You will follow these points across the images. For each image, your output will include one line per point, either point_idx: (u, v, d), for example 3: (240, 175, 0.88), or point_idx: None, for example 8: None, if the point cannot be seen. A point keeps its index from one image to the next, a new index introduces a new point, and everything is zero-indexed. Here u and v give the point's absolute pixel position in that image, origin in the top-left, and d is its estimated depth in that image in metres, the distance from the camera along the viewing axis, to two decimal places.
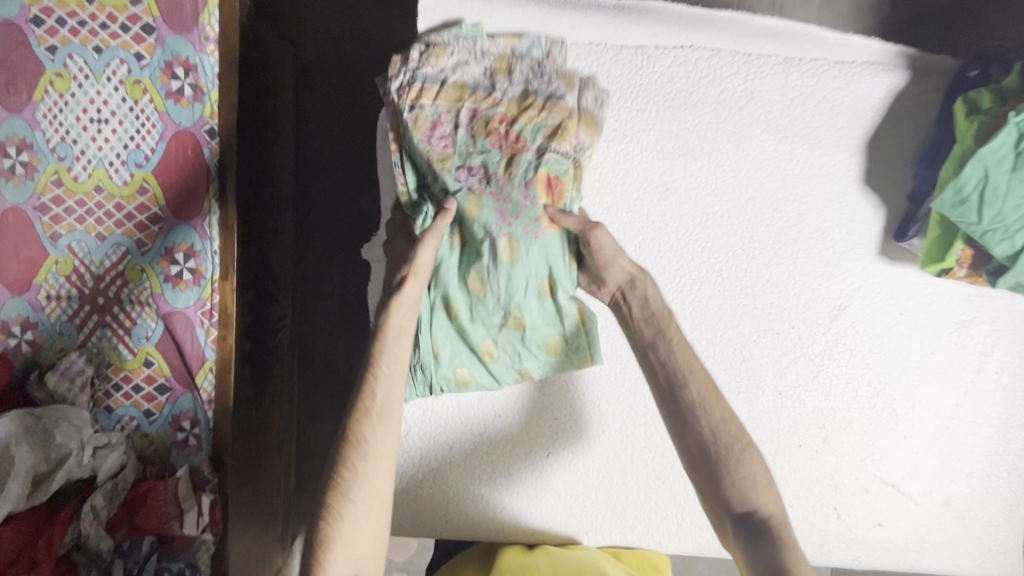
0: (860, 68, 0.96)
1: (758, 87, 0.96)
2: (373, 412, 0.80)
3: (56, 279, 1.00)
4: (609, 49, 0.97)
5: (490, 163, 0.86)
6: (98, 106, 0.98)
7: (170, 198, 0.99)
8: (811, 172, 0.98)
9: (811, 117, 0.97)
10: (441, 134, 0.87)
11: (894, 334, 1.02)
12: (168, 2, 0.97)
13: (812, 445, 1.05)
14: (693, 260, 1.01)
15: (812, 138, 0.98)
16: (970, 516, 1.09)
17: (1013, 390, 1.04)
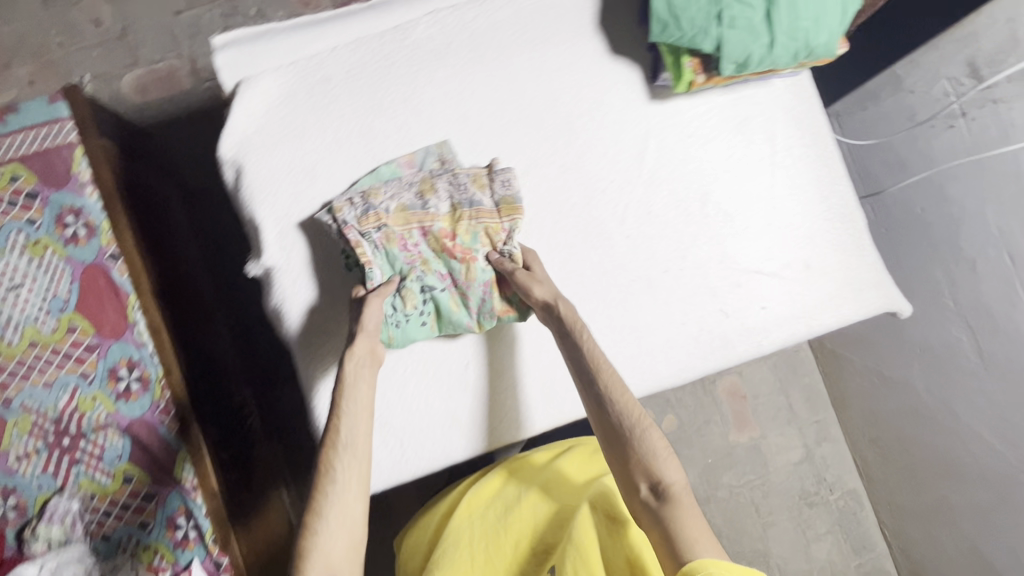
0: None
1: (497, 16, 0.86)
2: (339, 444, 0.68)
3: (20, 438, 1.07)
4: (364, 42, 0.85)
5: (455, 272, 0.81)
6: (9, 275, 1.09)
7: (99, 326, 1.10)
8: (569, 62, 0.86)
9: (551, 18, 0.86)
10: (410, 245, 0.81)
11: (697, 153, 0.87)
12: (42, 167, 1.11)
13: (675, 266, 0.85)
14: (509, 161, 0.85)
15: (553, 40, 0.86)
16: (858, 279, 0.89)
17: (812, 153, 0.90)
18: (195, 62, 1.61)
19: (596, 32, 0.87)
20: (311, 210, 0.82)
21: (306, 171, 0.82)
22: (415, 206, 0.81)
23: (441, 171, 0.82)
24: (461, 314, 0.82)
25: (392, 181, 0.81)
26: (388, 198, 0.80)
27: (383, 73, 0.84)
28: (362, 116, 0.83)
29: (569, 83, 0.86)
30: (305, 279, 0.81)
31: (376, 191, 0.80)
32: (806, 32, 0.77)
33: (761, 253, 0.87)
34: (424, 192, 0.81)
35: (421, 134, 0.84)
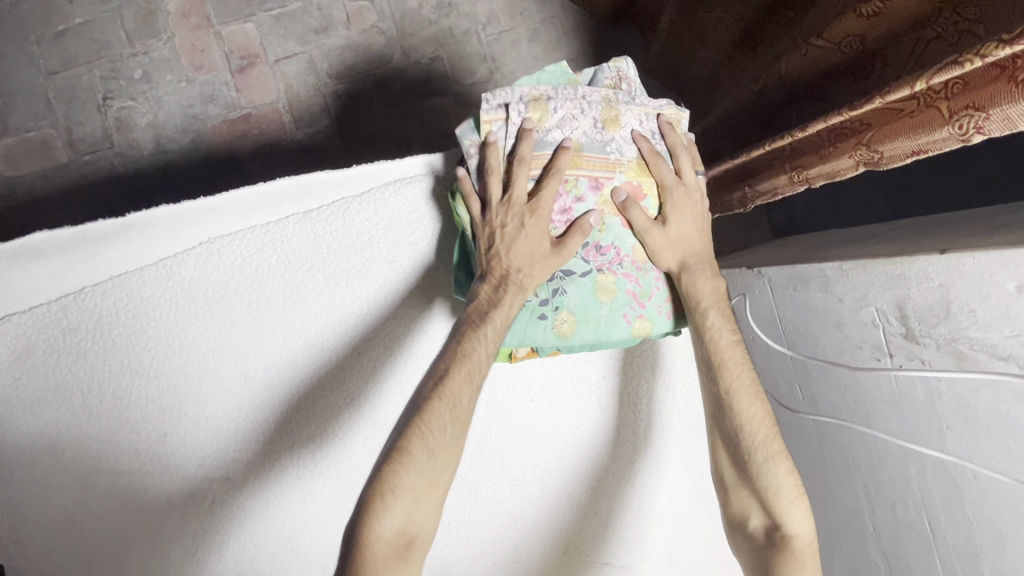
0: (382, 194, 0.74)
1: (289, 253, 0.72)
2: (438, 395, 0.63)
3: None
4: (121, 281, 0.68)
5: (623, 246, 0.74)
6: None
7: None
8: (378, 305, 0.74)
9: (358, 253, 0.73)
10: (561, 208, 0.73)
11: (537, 425, 0.85)
12: None
13: (506, 556, 0.83)
14: (301, 429, 0.73)
15: (361, 277, 0.74)
16: (698, 565, 0.88)
17: (678, 423, 0.89)
18: (72, 131, 1.44)
19: (418, 264, 0.76)
20: (51, 495, 0.66)
21: (42, 445, 0.66)
22: (594, 149, 0.73)
23: (634, 99, 0.75)
24: (617, 300, 0.75)
25: (565, 92, 0.72)
26: (549, 122, 0.72)
27: (152, 323, 0.69)
28: (115, 376, 0.68)
29: (378, 337, 0.74)
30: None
31: (544, 112, 0.72)
32: (590, 318, 0.74)
33: (544, 540, 0.84)
34: (606, 123, 0.73)
35: (191, 399, 0.70)
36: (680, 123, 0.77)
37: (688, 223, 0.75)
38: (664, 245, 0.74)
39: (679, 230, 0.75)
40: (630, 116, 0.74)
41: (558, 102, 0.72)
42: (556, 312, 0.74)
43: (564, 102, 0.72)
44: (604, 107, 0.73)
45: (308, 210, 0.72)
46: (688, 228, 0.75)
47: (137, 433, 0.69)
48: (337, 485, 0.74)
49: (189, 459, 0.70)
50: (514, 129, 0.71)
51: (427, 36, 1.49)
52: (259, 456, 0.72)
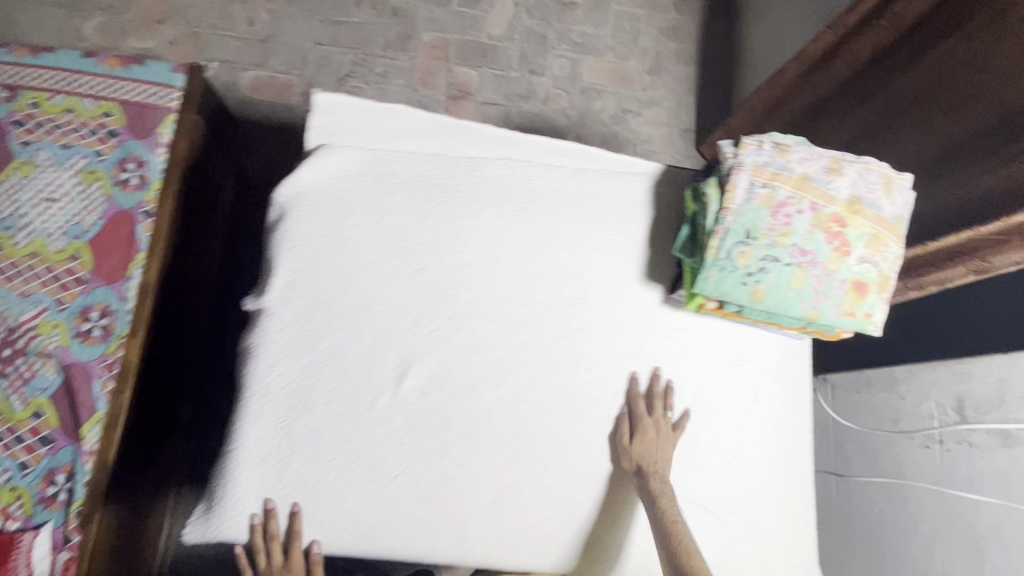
0: (633, 175, 0.97)
1: (558, 187, 0.95)
2: None
3: (48, 340, 1.11)
4: (441, 158, 0.93)
5: (820, 255, 0.79)
6: (54, 187, 1.18)
7: (97, 265, 1.15)
8: (603, 247, 0.93)
9: (602, 207, 0.95)
10: (786, 214, 0.80)
11: None
12: (134, 117, 1.22)
13: None
14: (512, 310, 0.89)
15: (599, 222, 0.94)
16: None
17: None
18: (310, 86, 1.80)
19: (642, 230, 0.95)
20: (324, 275, 0.86)
21: (334, 240, 0.88)
22: (817, 183, 0.80)
23: (857, 158, 0.82)
24: (803, 298, 0.79)
25: (806, 146, 0.83)
26: (791, 157, 0.82)
27: (446, 192, 0.92)
28: (405, 215, 0.90)
29: (599, 271, 0.93)
30: (287, 333, 0.84)
31: (787, 150, 0.82)
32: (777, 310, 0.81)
33: None
34: (831, 170, 0.81)
35: (448, 252, 0.90)
36: (892, 183, 0.81)
37: (651, 449, 0.85)
38: (640, 448, 0.84)
39: (642, 451, 0.84)
40: (852, 170, 0.81)
41: (798, 149, 0.83)
42: (753, 285, 0.80)
43: (804, 151, 0.82)
44: (831, 159, 0.81)
45: (581, 167, 0.97)
46: (654, 450, 0.84)
47: (404, 259, 0.89)
48: (520, 365, 0.87)
49: (430, 295, 0.88)
50: (765, 155, 0.82)
51: (597, 132, 1.90)
52: (473, 316, 0.88)
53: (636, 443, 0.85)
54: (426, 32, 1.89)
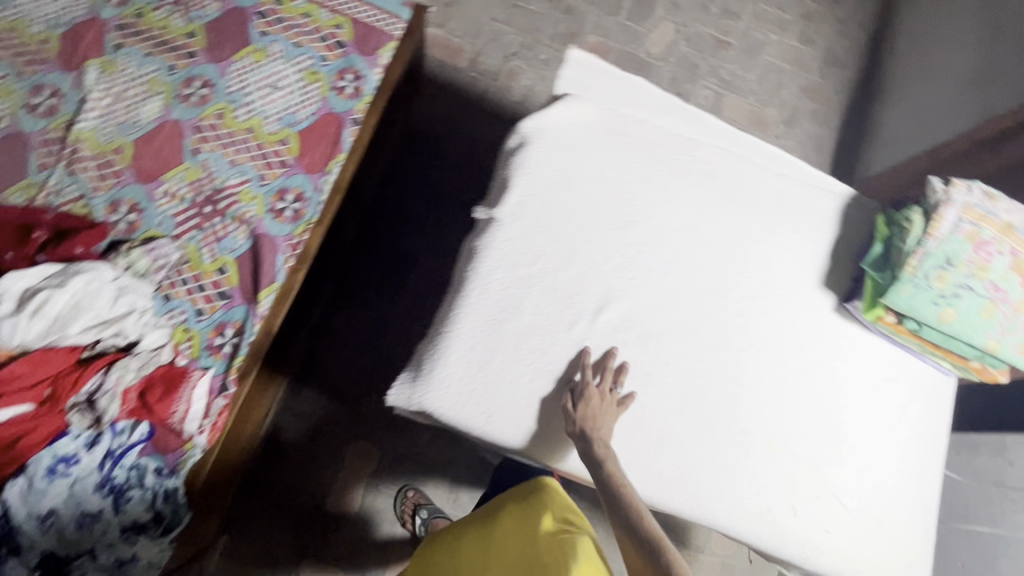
0: (826, 193, 1.06)
1: (761, 185, 1.03)
2: None
3: (247, 207, 1.20)
4: (665, 132, 1.03)
5: (1008, 294, 0.89)
6: (279, 78, 1.29)
7: (301, 154, 1.25)
8: (790, 248, 1.01)
9: (796, 212, 1.03)
10: (986, 252, 0.88)
11: None
12: (361, 35, 1.34)
13: None
14: (704, 279, 0.97)
15: (790, 225, 1.02)
16: None
17: None
18: (479, 56, 1.92)
19: (825, 243, 1.03)
20: (551, 204, 0.96)
21: (565, 177, 0.97)
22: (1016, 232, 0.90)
23: None
24: (987, 329, 0.88)
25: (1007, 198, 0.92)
26: (996, 204, 0.91)
27: (666, 162, 1.01)
28: (628, 172, 0.99)
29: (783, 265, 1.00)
30: (512, 244, 0.93)
31: (992, 198, 0.91)
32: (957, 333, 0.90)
33: None
34: None
35: (658, 215, 0.98)
36: None
37: (601, 416, 0.85)
38: (588, 417, 0.85)
39: (591, 416, 0.85)
40: None
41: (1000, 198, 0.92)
42: (946, 307, 0.88)
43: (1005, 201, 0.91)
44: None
45: (782, 173, 1.05)
46: (599, 415, 0.85)
47: (619, 211, 0.98)
48: (702, 329, 0.95)
49: (635, 246, 0.96)
50: (975, 196, 0.90)
51: None
52: (669, 275, 0.96)
53: (585, 409, 0.85)
54: (591, 35, 2.01)
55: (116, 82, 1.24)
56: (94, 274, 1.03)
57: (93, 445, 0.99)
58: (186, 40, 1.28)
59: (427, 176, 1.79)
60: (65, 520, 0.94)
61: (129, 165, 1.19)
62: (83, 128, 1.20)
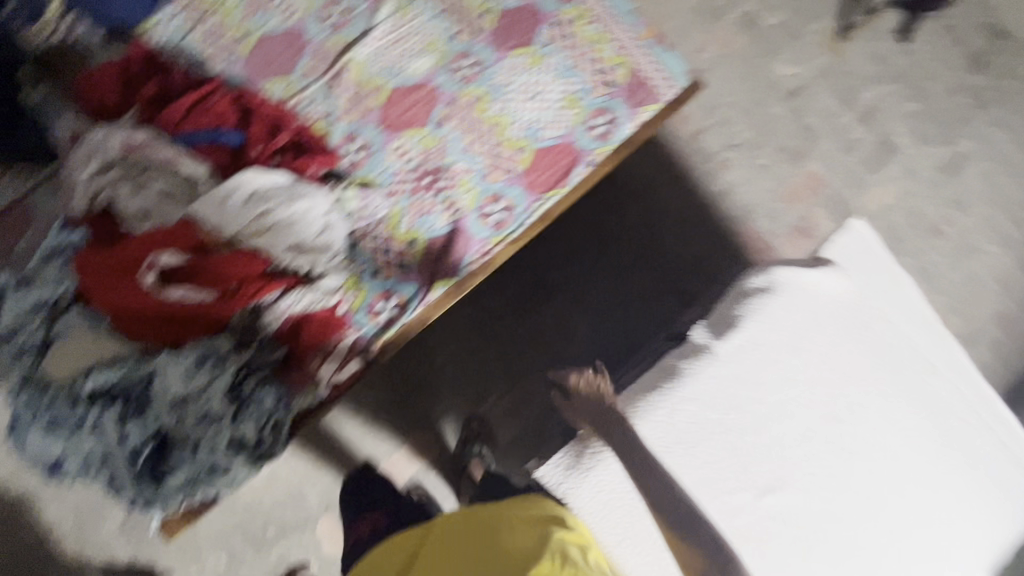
0: None
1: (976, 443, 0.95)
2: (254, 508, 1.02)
3: (461, 196, 1.21)
4: (902, 343, 0.97)
5: None
6: (542, 89, 1.28)
7: (529, 170, 1.24)
8: (980, 527, 0.90)
9: (999, 491, 0.93)
10: None
11: None
12: (634, 84, 1.31)
13: None
14: (879, 509, 0.89)
15: (989, 502, 0.92)
16: None
17: None
18: (701, 133, 1.86)
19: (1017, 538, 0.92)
20: (768, 362, 0.91)
21: (790, 341, 0.92)
22: None
23: None
24: None
25: None
26: None
27: (892, 373, 0.94)
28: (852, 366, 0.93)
29: (962, 513, 0.91)
30: (713, 383, 0.89)
31: None
32: None
33: None
34: None
35: (863, 424, 0.91)
36: None
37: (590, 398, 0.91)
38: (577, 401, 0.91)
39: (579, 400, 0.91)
40: None
41: None
42: None
43: None
44: None
45: (1000, 442, 0.96)
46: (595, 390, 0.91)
47: (828, 402, 0.91)
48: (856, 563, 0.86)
49: (828, 445, 0.89)
50: None
51: None
52: (845, 490, 0.89)
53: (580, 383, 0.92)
54: (816, 161, 1.90)
55: (402, 27, 1.25)
56: (314, 201, 1.06)
57: (239, 349, 1.02)
58: (478, 16, 1.29)
59: (603, 224, 1.76)
60: (191, 409, 0.98)
61: (378, 107, 1.21)
62: (355, 56, 1.22)
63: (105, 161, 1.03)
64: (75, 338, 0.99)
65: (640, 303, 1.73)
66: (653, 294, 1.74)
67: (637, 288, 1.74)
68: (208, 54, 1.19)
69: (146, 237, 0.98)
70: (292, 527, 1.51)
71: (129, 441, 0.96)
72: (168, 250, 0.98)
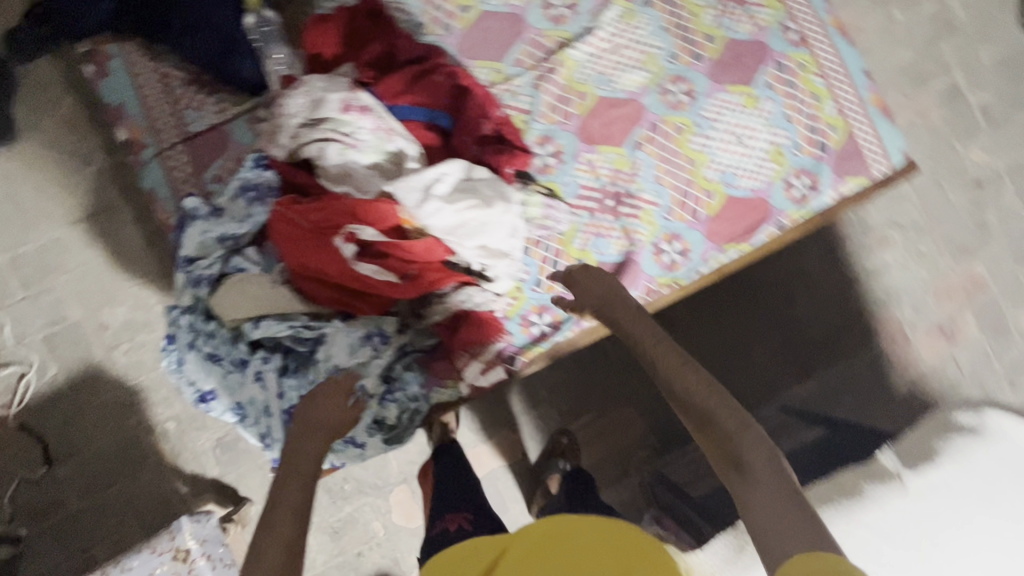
0: None
1: None
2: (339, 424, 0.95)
3: (641, 227, 1.15)
4: None
5: None
6: (749, 134, 1.20)
7: (715, 216, 1.18)
8: None
9: None
10: None
11: None
12: (845, 152, 1.21)
13: None
14: None
15: None
16: None
17: None
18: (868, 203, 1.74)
19: None
20: (945, 510, 0.98)
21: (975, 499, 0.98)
22: None
23: None
24: None
25: None
26: None
27: None
28: None
29: None
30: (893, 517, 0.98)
31: None
32: None
33: None
34: None
35: None
36: None
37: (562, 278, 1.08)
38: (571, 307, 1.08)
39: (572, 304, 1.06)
40: None
41: None
42: None
43: None
44: None
45: None
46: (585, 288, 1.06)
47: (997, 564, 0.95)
48: None
49: None
50: None
51: None
52: None
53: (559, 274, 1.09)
54: (983, 264, 1.76)
55: (624, 34, 1.19)
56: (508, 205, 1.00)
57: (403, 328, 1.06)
58: (703, 40, 1.21)
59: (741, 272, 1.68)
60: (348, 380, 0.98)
61: (581, 114, 1.16)
62: (571, 55, 1.17)
63: (318, 113, 0.99)
64: (248, 279, 1.00)
65: (756, 362, 1.67)
66: (772, 357, 1.67)
67: (757, 348, 1.67)
68: (427, 19, 1.15)
69: (347, 206, 0.93)
70: (368, 488, 1.53)
71: (285, 398, 0.96)
72: (367, 227, 0.94)
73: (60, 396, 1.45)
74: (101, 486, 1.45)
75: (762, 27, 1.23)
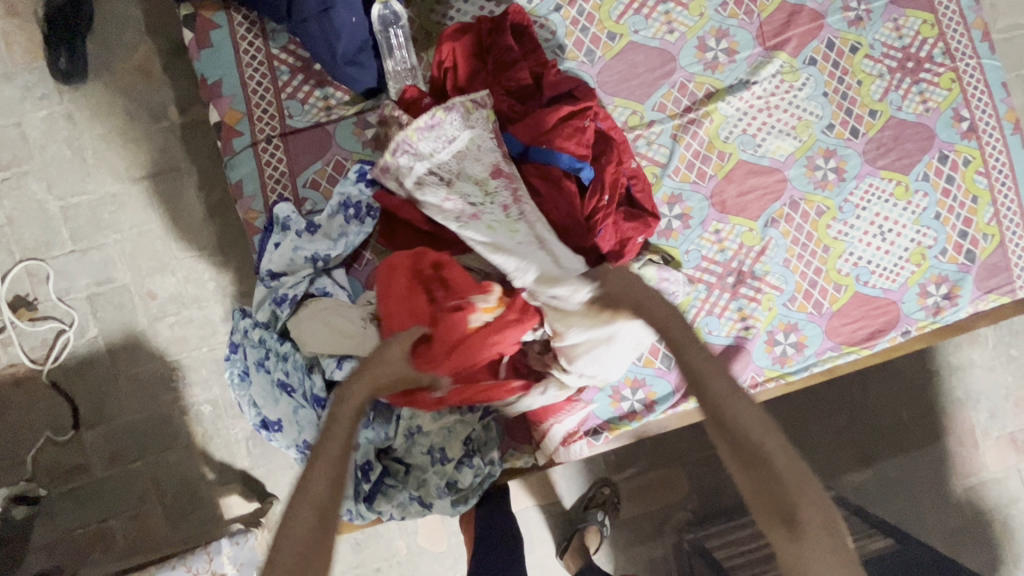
0: None
1: None
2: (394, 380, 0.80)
3: (759, 312, 1.05)
4: None
5: None
6: (894, 228, 1.08)
7: (840, 312, 1.07)
8: None
9: None
10: None
11: None
12: (992, 264, 1.10)
13: None
14: None
15: None
16: None
17: None
18: None
19: None
20: None
21: None
22: None
23: None
24: None
25: None
26: None
27: None
28: None
29: None
30: None
31: None
32: None
33: None
34: None
35: None
36: None
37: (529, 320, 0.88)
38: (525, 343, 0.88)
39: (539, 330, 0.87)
40: None
41: None
42: None
43: None
44: None
45: None
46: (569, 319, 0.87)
47: None
48: None
49: None
50: None
51: None
52: None
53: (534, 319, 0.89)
54: None
55: (779, 94, 1.06)
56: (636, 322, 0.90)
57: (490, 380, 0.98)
58: (865, 114, 1.08)
59: None
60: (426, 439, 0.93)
61: (718, 176, 1.04)
62: (720, 108, 1.04)
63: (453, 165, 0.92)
64: (336, 308, 0.91)
65: None
66: None
67: None
68: (570, 41, 1.03)
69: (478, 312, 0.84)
70: None
71: (363, 448, 0.91)
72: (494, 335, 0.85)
73: (98, 359, 1.36)
74: (126, 458, 1.36)
75: (933, 110, 1.09)
